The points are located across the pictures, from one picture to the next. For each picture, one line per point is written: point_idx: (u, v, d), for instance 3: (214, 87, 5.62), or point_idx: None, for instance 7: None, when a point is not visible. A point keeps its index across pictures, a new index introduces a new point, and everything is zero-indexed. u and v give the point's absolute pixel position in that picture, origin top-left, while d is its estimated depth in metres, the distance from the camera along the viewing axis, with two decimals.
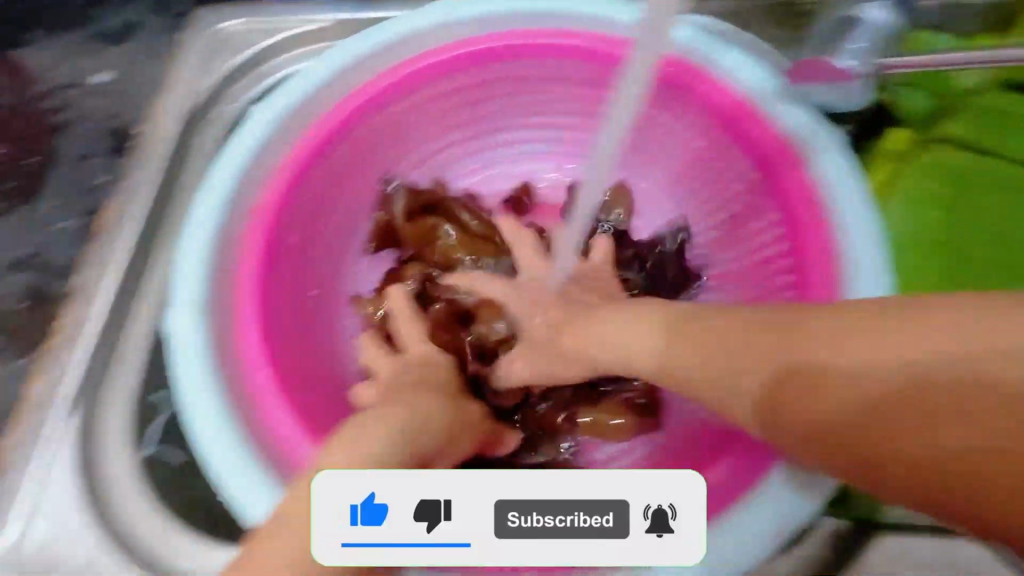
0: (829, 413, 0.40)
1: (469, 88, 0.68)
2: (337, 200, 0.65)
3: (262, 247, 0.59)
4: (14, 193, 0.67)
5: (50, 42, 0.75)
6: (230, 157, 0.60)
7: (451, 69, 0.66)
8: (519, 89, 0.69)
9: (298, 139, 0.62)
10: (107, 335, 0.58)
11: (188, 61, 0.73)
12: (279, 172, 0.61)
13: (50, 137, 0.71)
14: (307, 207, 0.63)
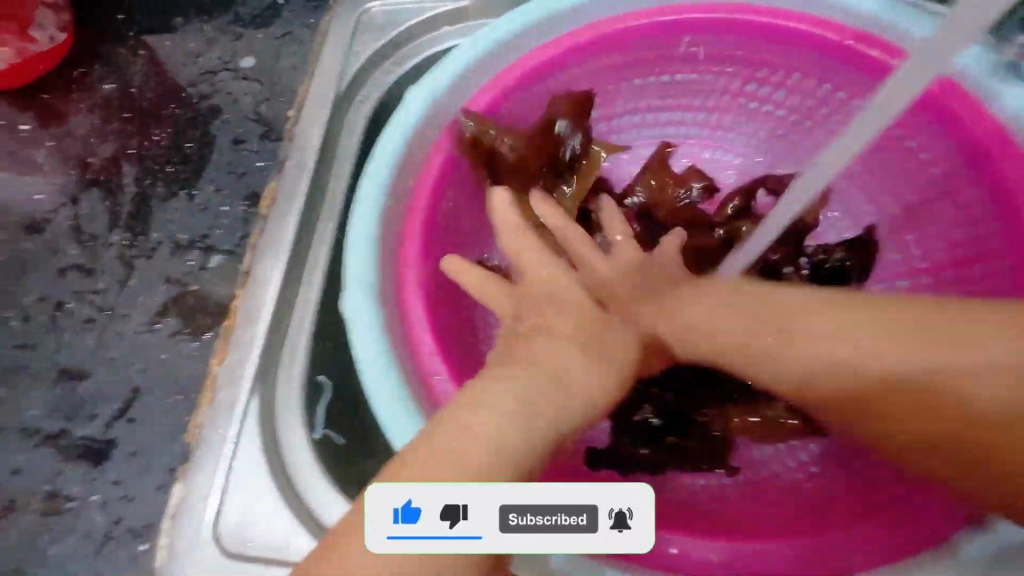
0: (859, 366, 0.41)
1: (613, 71, 0.65)
2: (481, 188, 0.64)
3: (422, 236, 0.58)
4: (180, 174, 0.69)
5: (201, 28, 0.80)
6: (382, 145, 0.58)
7: (600, 50, 0.62)
8: (666, 68, 0.65)
9: (457, 119, 0.60)
10: (278, 315, 0.59)
11: (333, 37, 0.72)
12: (428, 162, 0.60)
13: (208, 120, 0.73)
14: (455, 195, 0.62)
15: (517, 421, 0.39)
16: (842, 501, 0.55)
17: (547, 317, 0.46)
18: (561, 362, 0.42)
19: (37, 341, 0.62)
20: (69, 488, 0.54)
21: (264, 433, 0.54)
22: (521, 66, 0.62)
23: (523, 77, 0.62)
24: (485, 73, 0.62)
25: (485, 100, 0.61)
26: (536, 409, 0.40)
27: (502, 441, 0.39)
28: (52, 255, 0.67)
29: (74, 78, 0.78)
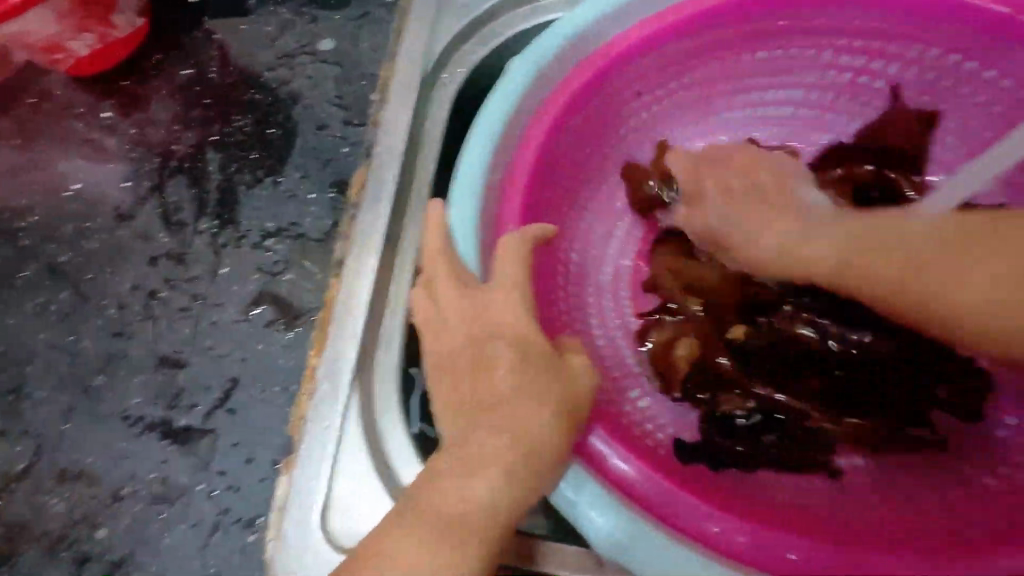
0: (908, 260, 0.43)
1: (730, 41, 0.59)
2: (576, 165, 0.59)
3: (523, 215, 0.53)
4: (265, 161, 0.69)
5: (276, 11, 0.78)
6: (488, 116, 0.53)
7: (722, 16, 0.56)
8: (788, 41, 0.59)
9: (553, 96, 0.55)
10: (373, 305, 0.58)
11: (416, 16, 0.69)
12: (533, 129, 0.54)
13: (290, 105, 0.72)
14: (554, 170, 0.57)
15: (546, 433, 0.41)
16: (968, 506, 0.50)
17: (486, 354, 0.44)
18: (500, 382, 0.42)
19: (133, 330, 0.62)
20: (177, 477, 0.55)
21: (366, 425, 0.53)
22: (636, 33, 0.56)
23: (628, 49, 0.56)
24: (591, 38, 0.56)
25: (593, 68, 0.55)
26: (569, 414, 0.43)
27: (512, 465, 0.40)
28: (143, 243, 0.67)
29: (154, 65, 0.77)
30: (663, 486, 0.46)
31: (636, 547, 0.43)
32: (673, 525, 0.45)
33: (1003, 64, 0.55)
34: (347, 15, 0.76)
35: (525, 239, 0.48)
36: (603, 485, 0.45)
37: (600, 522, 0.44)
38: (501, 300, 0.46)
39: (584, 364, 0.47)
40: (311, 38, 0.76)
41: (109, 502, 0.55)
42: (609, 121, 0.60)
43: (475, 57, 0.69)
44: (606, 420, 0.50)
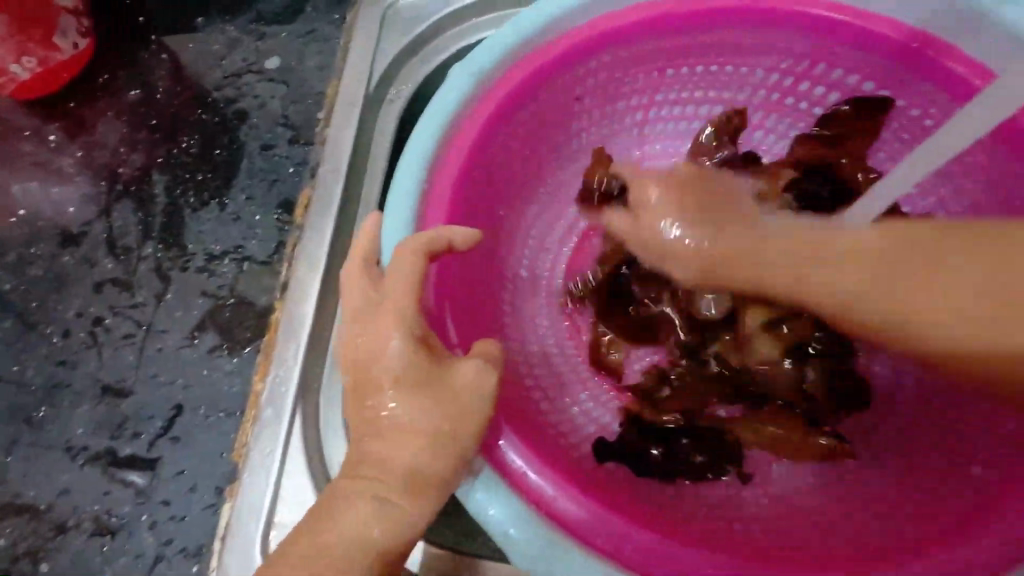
0: (809, 256, 0.42)
1: (659, 55, 0.59)
2: (510, 180, 0.60)
3: (449, 221, 0.51)
4: (210, 183, 0.68)
5: (224, 28, 0.77)
6: (421, 129, 0.52)
7: (654, 29, 0.57)
8: (715, 57, 0.60)
9: (484, 112, 0.54)
10: (317, 329, 0.58)
11: (360, 34, 0.69)
12: (464, 134, 0.53)
13: (236, 126, 0.71)
14: (484, 180, 0.56)
15: (419, 460, 0.42)
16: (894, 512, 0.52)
17: (371, 378, 0.44)
18: (385, 408, 0.43)
19: (77, 359, 0.61)
20: (120, 508, 0.55)
21: (308, 451, 0.53)
22: (570, 40, 0.55)
23: (558, 63, 0.55)
24: (521, 54, 0.55)
25: (527, 74, 0.55)
26: (448, 435, 0.42)
27: (386, 492, 0.41)
28: (87, 269, 0.66)
29: (99, 85, 0.76)
30: (575, 500, 0.46)
31: (549, 557, 0.43)
32: (590, 542, 0.44)
33: (909, 93, 0.57)
34: (293, 32, 0.75)
35: (415, 256, 0.46)
36: (518, 494, 0.45)
37: (515, 533, 0.44)
38: (388, 322, 0.45)
39: (476, 372, 0.45)
40: (257, 56, 0.75)
41: (53, 536, 0.55)
42: (541, 133, 0.60)
43: (420, 74, 0.69)
44: (532, 438, 0.50)
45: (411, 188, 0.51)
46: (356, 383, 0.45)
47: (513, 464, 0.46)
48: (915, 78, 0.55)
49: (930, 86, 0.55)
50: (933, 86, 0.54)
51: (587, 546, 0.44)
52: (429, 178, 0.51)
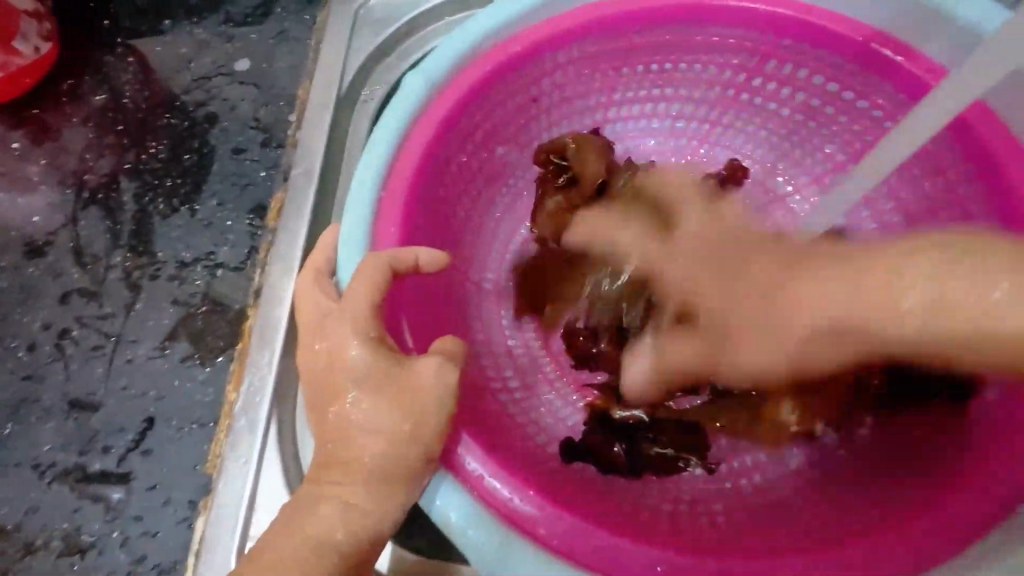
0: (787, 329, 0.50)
1: (616, 52, 0.60)
2: (473, 175, 0.60)
3: (406, 217, 0.51)
4: (180, 189, 0.66)
5: (192, 30, 0.75)
6: (379, 127, 0.52)
7: (614, 26, 0.57)
8: (672, 54, 0.61)
9: (445, 106, 0.54)
10: (291, 336, 0.56)
11: (330, 34, 0.68)
12: (422, 130, 0.53)
13: (206, 130, 0.70)
14: (442, 176, 0.56)
15: (381, 463, 0.43)
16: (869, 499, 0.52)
17: (332, 384, 0.44)
18: (345, 412, 0.44)
19: (43, 372, 0.59)
20: (91, 525, 0.53)
21: (285, 460, 0.52)
22: (533, 36, 0.56)
23: (521, 57, 0.56)
24: (483, 49, 0.55)
25: (487, 71, 0.55)
26: (406, 436, 0.43)
27: (350, 495, 0.42)
28: (53, 280, 0.64)
29: (63, 90, 0.73)
30: (536, 502, 0.45)
31: (507, 559, 0.42)
32: (547, 542, 0.44)
33: (871, 94, 0.57)
34: (264, 33, 0.73)
35: (376, 266, 0.46)
36: (475, 498, 0.44)
37: (472, 535, 0.43)
38: (342, 329, 0.45)
39: (436, 370, 0.45)
40: (226, 58, 0.73)
41: (20, 556, 0.53)
42: (503, 130, 0.61)
43: (393, 74, 0.67)
44: (497, 438, 0.50)
45: (368, 186, 0.51)
46: (316, 386, 0.45)
47: (470, 467, 0.45)
48: (873, 77, 0.56)
49: (889, 85, 0.56)
50: (893, 84, 0.55)
51: (540, 546, 0.44)
52: (388, 175, 0.51)
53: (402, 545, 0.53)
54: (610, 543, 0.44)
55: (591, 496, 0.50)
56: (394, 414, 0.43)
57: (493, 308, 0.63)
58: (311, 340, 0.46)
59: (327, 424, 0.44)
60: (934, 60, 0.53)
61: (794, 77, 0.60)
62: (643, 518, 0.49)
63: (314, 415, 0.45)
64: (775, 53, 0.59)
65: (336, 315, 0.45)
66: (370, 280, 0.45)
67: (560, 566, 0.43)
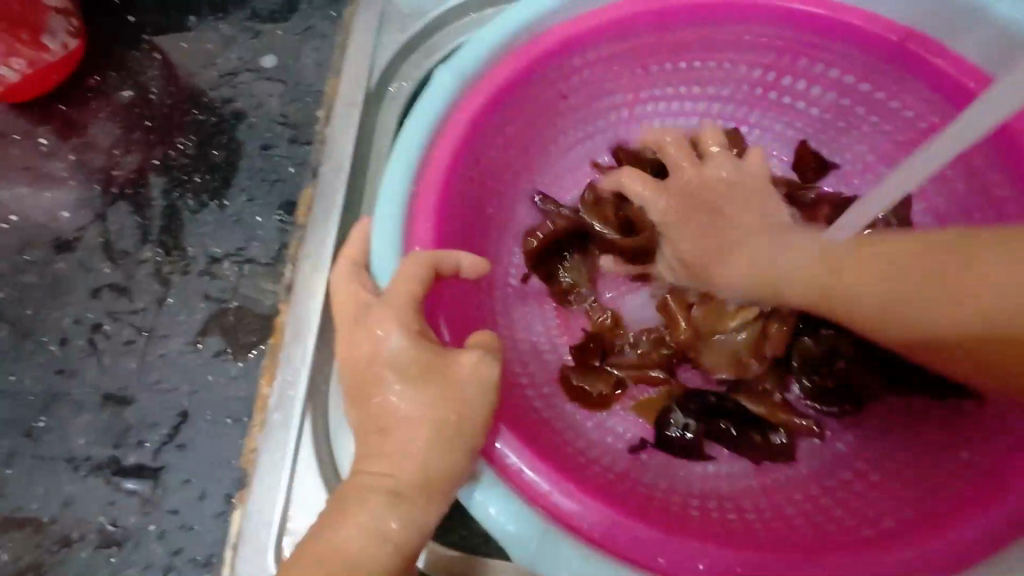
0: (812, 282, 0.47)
1: (649, 48, 0.60)
2: (504, 171, 0.60)
3: (438, 213, 0.52)
4: (209, 185, 0.67)
5: (217, 26, 0.75)
6: (412, 121, 0.53)
7: (645, 22, 0.57)
8: (703, 51, 0.61)
9: (479, 103, 0.54)
10: (324, 331, 0.57)
11: (358, 31, 0.68)
12: (454, 125, 0.53)
13: (233, 126, 0.70)
14: (474, 172, 0.56)
15: (425, 455, 0.43)
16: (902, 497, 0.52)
17: (373, 376, 0.45)
18: (388, 404, 0.44)
19: (76, 366, 0.60)
20: (127, 518, 0.54)
21: (319, 455, 0.52)
22: (566, 33, 0.56)
23: (554, 54, 0.56)
24: (516, 46, 0.55)
25: (519, 66, 0.55)
26: (449, 428, 0.43)
27: (396, 487, 0.42)
28: (84, 275, 0.64)
29: (90, 87, 0.74)
30: (576, 497, 0.45)
31: (548, 552, 0.43)
32: (585, 535, 0.44)
33: (903, 94, 0.57)
34: (291, 30, 0.74)
35: (420, 266, 0.47)
36: (514, 491, 0.45)
37: (513, 528, 0.43)
38: (383, 320, 0.45)
39: (476, 363, 0.45)
40: (252, 54, 0.73)
41: (57, 548, 0.54)
42: (532, 126, 0.61)
43: (421, 71, 0.68)
44: (532, 434, 0.50)
45: (402, 180, 0.51)
46: (356, 382, 0.45)
47: (508, 461, 0.46)
48: (906, 74, 0.56)
49: (922, 83, 0.56)
50: (922, 81, 0.56)
51: (580, 541, 0.44)
52: (420, 170, 0.52)
53: (434, 540, 0.53)
54: (648, 539, 0.45)
55: (625, 491, 0.50)
56: (437, 412, 0.43)
57: (525, 305, 0.63)
58: (351, 335, 0.46)
59: (368, 420, 0.45)
60: (966, 57, 0.53)
61: (828, 75, 0.60)
62: (678, 514, 0.50)
63: (354, 410, 0.46)
64: (810, 50, 0.59)
65: (377, 312, 0.46)
66: (412, 282, 0.46)
67: (599, 561, 0.43)
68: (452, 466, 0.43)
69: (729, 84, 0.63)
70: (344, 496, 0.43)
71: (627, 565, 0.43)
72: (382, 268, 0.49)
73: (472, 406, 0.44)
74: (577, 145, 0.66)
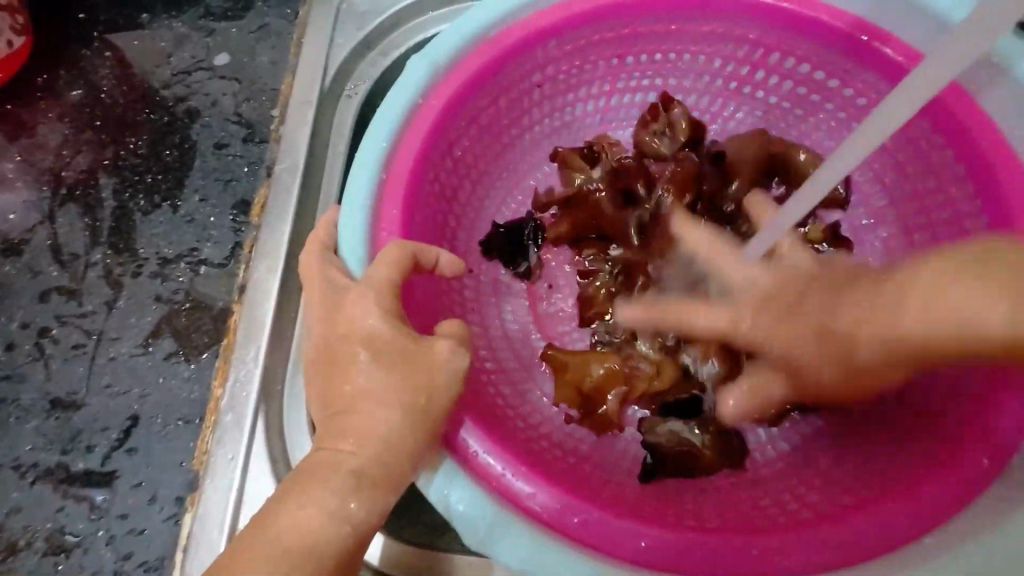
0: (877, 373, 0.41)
1: (620, 41, 0.61)
2: (467, 167, 0.60)
3: (407, 200, 0.52)
4: (161, 185, 0.66)
5: (171, 24, 0.74)
6: (379, 115, 0.53)
7: (595, 20, 0.58)
8: (665, 46, 0.62)
9: (438, 97, 0.54)
10: (278, 330, 0.57)
11: (315, 28, 0.67)
12: (421, 118, 0.53)
13: (187, 125, 0.69)
14: (439, 168, 0.56)
15: (370, 455, 0.43)
16: (845, 474, 0.53)
17: (340, 360, 0.45)
18: (355, 385, 0.44)
19: (23, 372, 0.58)
20: (75, 525, 0.53)
21: (273, 454, 0.52)
22: (520, 29, 0.56)
23: (511, 49, 0.56)
24: (473, 41, 0.55)
25: (482, 62, 0.55)
26: (408, 417, 0.43)
27: (355, 470, 0.42)
28: (31, 278, 0.62)
29: (39, 86, 0.72)
30: (529, 482, 0.46)
31: (501, 541, 0.43)
32: (538, 523, 0.45)
33: (861, 88, 0.59)
34: (250, 28, 0.73)
35: (391, 259, 0.47)
36: (473, 482, 0.45)
37: (468, 515, 0.44)
38: (358, 305, 0.45)
39: (449, 353, 0.46)
40: (208, 53, 0.72)
41: (3, 557, 0.53)
42: (496, 123, 0.61)
43: (378, 68, 0.67)
44: (495, 419, 0.51)
45: (367, 172, 0.51)
46: (324, 375, 0.46)
47: (472, 452, 0.46)
48: (855, 66, 0.58)
49: (873, 76, 0.57)
50: (877, 74, 0.57)
51: (535, 530, 0.44)
52: (389, 161, 0.52)
53: (394, 536, 0.53)
54: (598, 528, 0.45)
55: (579, 477, 0.50)
56: (400, 407, 0.44)
57: (492, 300, 0.62)
58: (326, 328, 0.47)
59: (335, 415, 0.44)
60: (911, 47, 0.54)
61: (797, 71, 0.61)
62: (631, 497, 0.50)
63: (322, 399, 0.46)
64: (779, 46, 0.60)
65: (349, 306, 0.46)
66: (381, 277, 0.46)
67: (549, 550, 0.43)
68: (402, 462, 0.43)
69: (702, 77, 0.65)
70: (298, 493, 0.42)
71: (578, 550, 0.44)
72: (352, 253, 0.49)
73: (431, 402, 0.44)
74: (541, 142, 0.66)
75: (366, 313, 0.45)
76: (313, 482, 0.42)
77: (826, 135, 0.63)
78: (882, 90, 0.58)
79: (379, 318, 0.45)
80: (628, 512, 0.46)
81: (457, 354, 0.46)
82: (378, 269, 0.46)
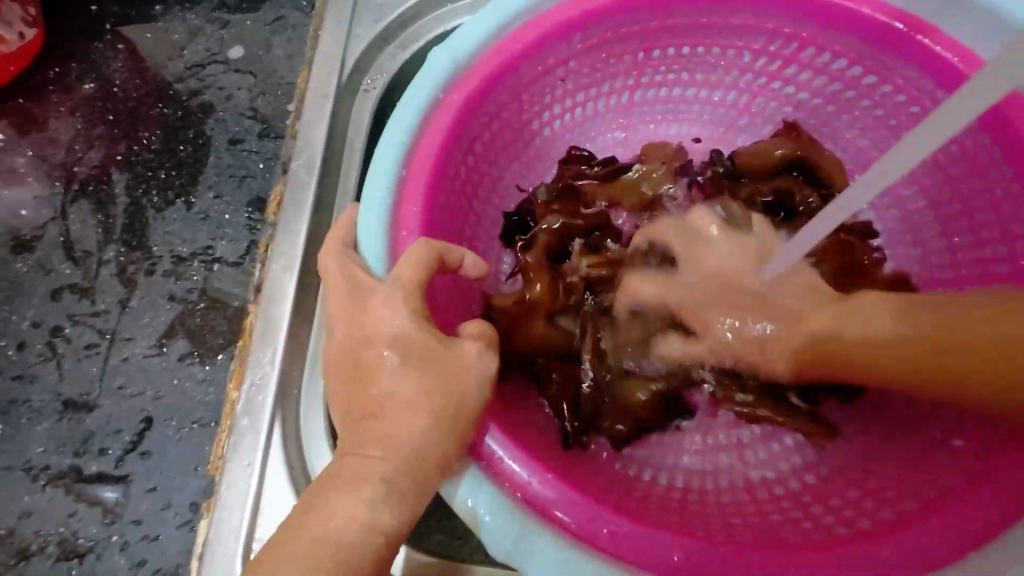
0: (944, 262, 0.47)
1: (649, 33, 0.58)
2: (489, 164, 0.58)
3: (428, 198, 0.50)
4: (174, 181, 0.64)
5: (184, 16, 0.72)
6: (400, 110, 0.51)
7: (623, 12, 0.56)
8: (694, 39, 0.60)
9: (461, 91, 0.52)
10: (294, 332, 0.55)
11: (331, 19, 0.66)
12: (442, 113, 0.51)
13: (200, 119, 0.67)
14: (461, 165, 0.54)
15: (393, 463, 0.41)
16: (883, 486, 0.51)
17: (363, 363, 0.44)
18: (379, 389, 0.43)
19: (35, 372, 0.57)
20: (87, 530, 0.52)
21: (290, 459, 0.51)
22: (546, 21, 0.54)
23: (537, 41, 0.54)
24: (497, 33, 0.53)
25: (506, 55, 0.53)
26: (432, 423, 0.42)
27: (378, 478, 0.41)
28: (43, 275, 0.61)
29: (50, 80, 0.70)
30: (557, 493, 0.44)
31: (529, 556, 0.42)
32: (567, 537, 0.43)
33: (901, 84, 0.56)
34: (264, 21, 0.71)
35: (417, 259, 0.45)
36: (500, 493, 0.43)
37: (495, 529, 0.42)
38: (383, 306, 0.44)
39: (477, 356, 0.44)
40: (222, 46, 0.70)
41: (15, 562, 0.52)
42: (519, 119, 0.59)
43: (397, 61, 0.65)
44: (521, 426, 0.49)
45: (389, 168, 0.49)
46: (346, 379, 0.44)
47: (498, 462, 0.44)
48: (895, 61, 0.55)
49: (915, 71, 0.54)
50: (918, 69, 0.54)
51: (565, 545, 0.42)
52: (410, 157, 0.50)
53: (415, 546, 0.52)
54: (630, 541, 0.43)
55: (606, 486, 0.49)
56: (426, 412, 0.42)
57: None
58: (349, 329, 0.45)
59: (358, 420, 0.43)
60: (956, 41, 0.52)
61: (833, 66, 0.59)
62: (662, 508, 0.48)
63: (344, 403, 0.44)
64: (815, 39, 0.57)
65: (374, 306, 0.44)
66: (408, 276, 0.44)
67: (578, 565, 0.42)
68: (427, 471, 0.41)
69: (732, 71, 0.62)
70: (322, 501, 0.40)
71: (608, 564, 0.42)
72: (372, 252, 0.48)
73: (459, 407, 0.43)
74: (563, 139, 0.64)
75: (393, 313, 0.44)
76: (336, 490, 0.40)
77: (861, 133, 0.61)
78: (924, 86, 0.55)
79: (405, 319, 0.44)
80: (660, 525, 0.45)
81: (485, 359, 0.45)
82: (404, 267, 0.45)
